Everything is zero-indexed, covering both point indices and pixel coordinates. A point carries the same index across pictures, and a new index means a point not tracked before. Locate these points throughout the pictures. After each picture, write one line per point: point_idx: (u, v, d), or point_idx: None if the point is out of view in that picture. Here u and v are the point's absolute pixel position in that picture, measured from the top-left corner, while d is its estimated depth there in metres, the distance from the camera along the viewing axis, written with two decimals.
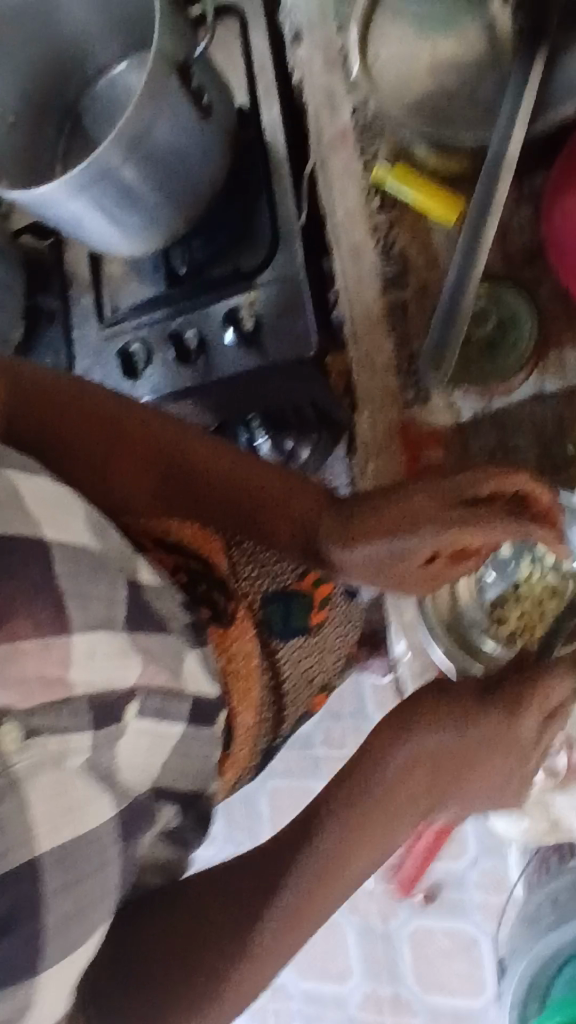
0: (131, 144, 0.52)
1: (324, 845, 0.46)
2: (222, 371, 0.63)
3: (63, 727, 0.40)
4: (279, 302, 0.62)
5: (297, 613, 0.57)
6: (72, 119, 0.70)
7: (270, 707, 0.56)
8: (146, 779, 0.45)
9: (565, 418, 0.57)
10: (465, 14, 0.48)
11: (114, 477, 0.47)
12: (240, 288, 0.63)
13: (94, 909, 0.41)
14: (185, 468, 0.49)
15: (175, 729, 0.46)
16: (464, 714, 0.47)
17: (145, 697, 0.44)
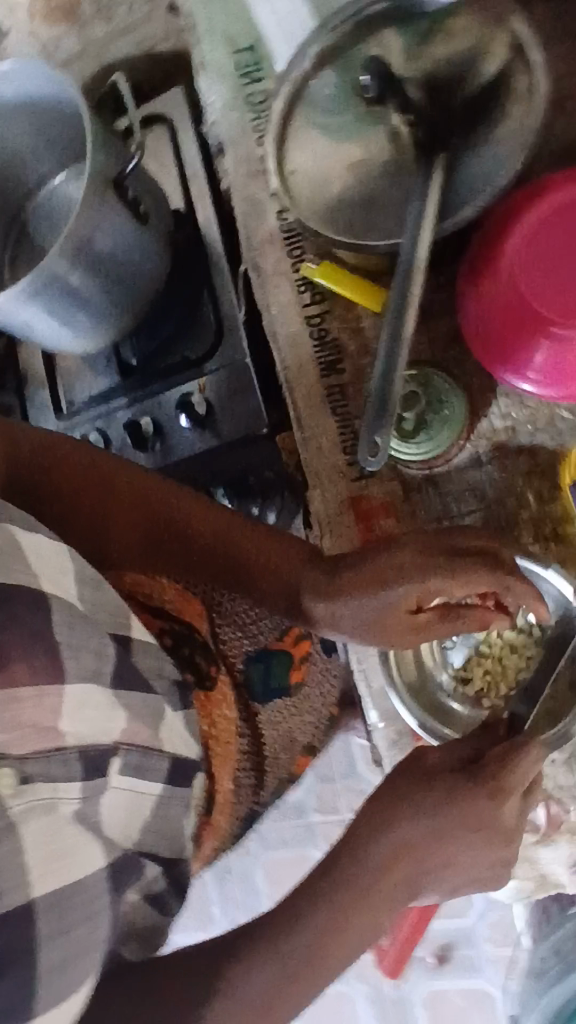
0: (77, 254, 0.67)
1: (308, 927, 0.51)
2: (181, 449, 0.79)
3: (53, 774, 0.47)
4: (226, 384, 0.77)
5: (275, 674, 0.73)
6: (18, 227, 0.86)
7: (250, 762, 0.72)
8: (129, 835, 0.52)
9: (512, 489, 0.62)
10: (369, 126, 0.56)
11: (108, 534, 0.58)
12: (191, 378, 0.79)
13: (82, 962, 0.46)
14: (167, 521, 0.58)
15: (156, 789, 0.54)
16: (439, 799, 0.51)
17: (126, 753, 0.51)
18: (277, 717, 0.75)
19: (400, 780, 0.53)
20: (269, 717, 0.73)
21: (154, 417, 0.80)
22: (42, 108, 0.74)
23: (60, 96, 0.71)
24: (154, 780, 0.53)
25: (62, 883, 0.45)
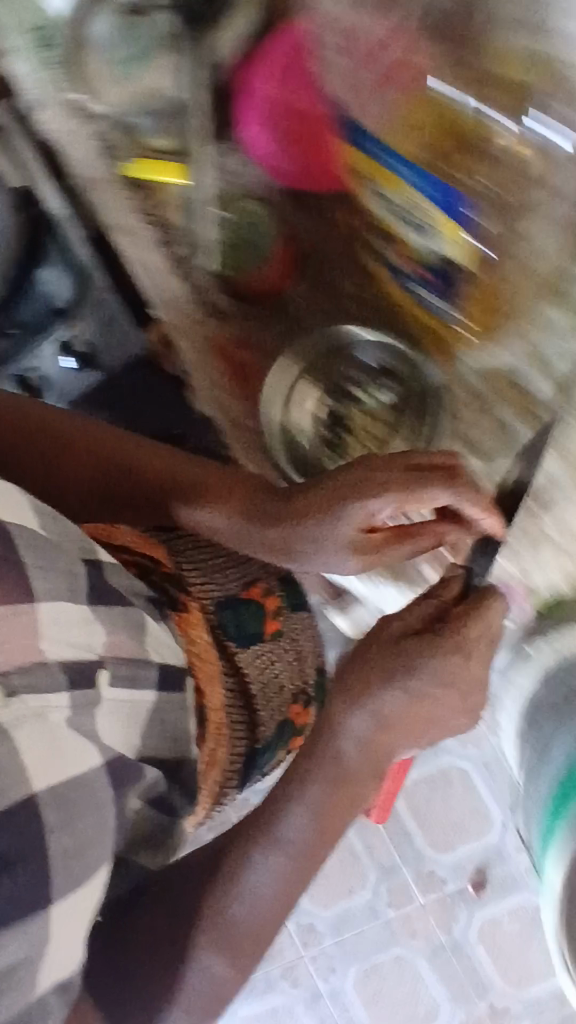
0: None
1: (299, 817, 0.53)
2: (67, 387, 1.15)
3: (42, 687, 0.47)
4: (100, 325, 1.12)
5: (249, 619, 0.72)
6: None
7: (239, 706, 0.70)
8: (129, 741, 0.55)
9: (429, 390, 0.60)
10: (159, 49, 0.59)
11: (68, 481, 0.63)
12: (64, 326, 1.11)
13: (95, 850, 0.47)
14: (113, 460, 0.64)
15: (150, 694, 0.57)
16: (405, 662, 0.54)
17: (113, 666, 0.54)
18: (258, 658, 0.72)
19: (360, 661, 0.55)
20: (249, 655, 0.71)
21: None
22: None
23: None
24: (147, 686, 0.57)
25: (62, 780, 0.45)
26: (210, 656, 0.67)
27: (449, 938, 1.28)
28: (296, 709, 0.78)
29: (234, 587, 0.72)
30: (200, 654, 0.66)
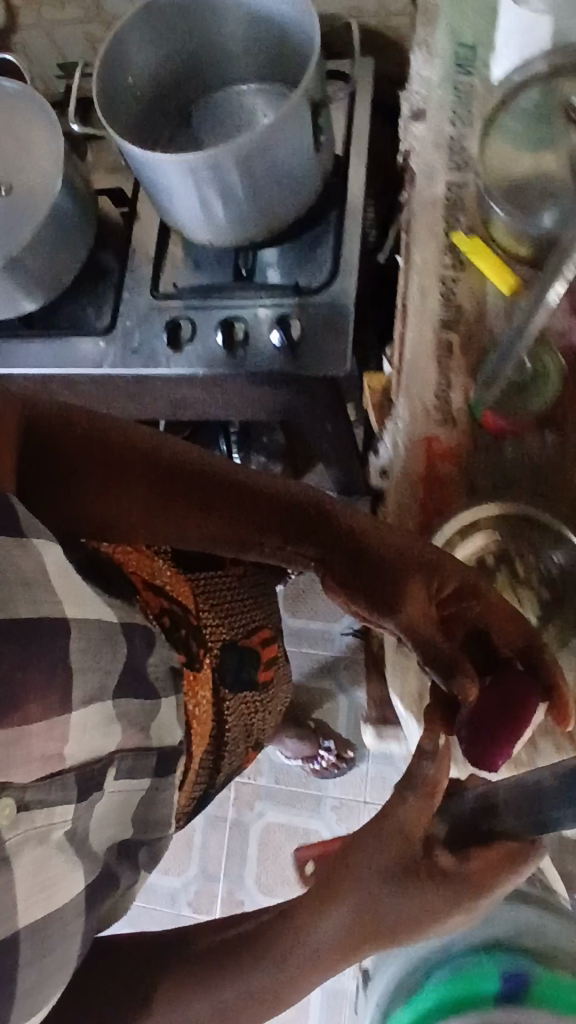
0: (246, 163, 0.74)
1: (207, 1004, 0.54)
2: (212, 361, 0.88)
3: (50, 800, 0.47)
4: (321, 318, 0.86)
5: (248, 668, 0.72)
6: (184, 118, 0.87)
7: (215, 759, 0.70)
8: (105, 844, 0.53)
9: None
10: None
11: (114, 513, 0.55)
12: (277, 298, 0.87)
13: (53, 979, 0.47)
14: (184, 473, 0.56)
15: (142, 784, 0.55)
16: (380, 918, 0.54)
17: (120, 760, 0.52)
18: (244, 709, 0.72)
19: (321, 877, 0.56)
20: (239, 704, 0.71)
21: (245, 324, 0.87)
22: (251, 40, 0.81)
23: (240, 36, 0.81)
24: (141, 777, 0.55)
25: (41, 917, 0.46)
26: (207, 718, 0.66)
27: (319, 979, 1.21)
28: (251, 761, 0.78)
29: (240, 633, 0.72)
30: (201, 717, 0.65)
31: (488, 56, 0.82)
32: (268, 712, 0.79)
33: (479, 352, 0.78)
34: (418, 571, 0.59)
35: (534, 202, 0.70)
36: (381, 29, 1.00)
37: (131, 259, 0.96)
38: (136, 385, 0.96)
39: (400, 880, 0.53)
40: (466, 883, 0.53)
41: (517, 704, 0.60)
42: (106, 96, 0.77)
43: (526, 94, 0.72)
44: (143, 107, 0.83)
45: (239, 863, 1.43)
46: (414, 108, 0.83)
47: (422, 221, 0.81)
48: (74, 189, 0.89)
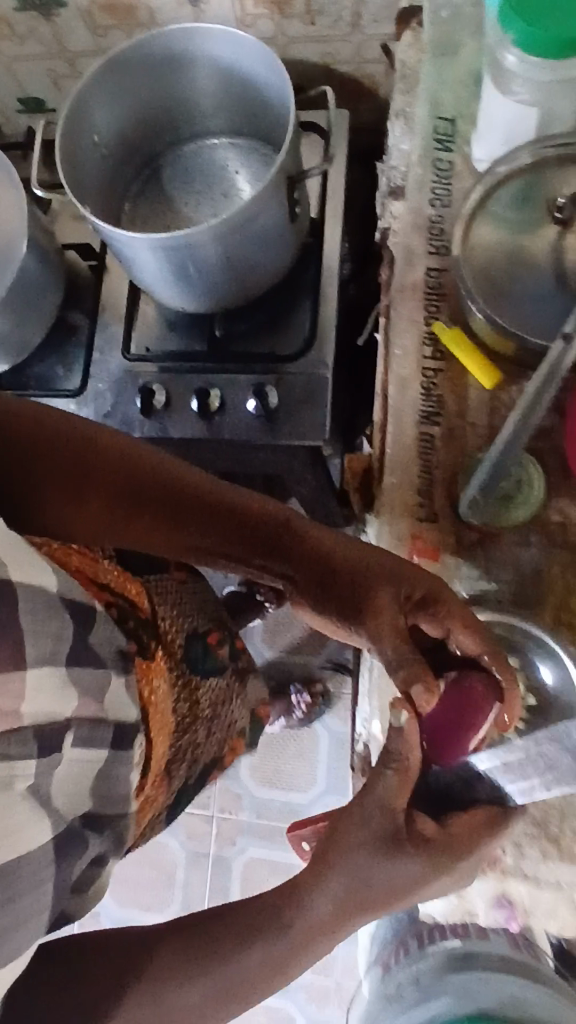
0: (222, 235, 0.79)
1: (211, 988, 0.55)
2: (181, 432, 0.93)
3: (12, 753, 0.49)
4: (300, 387, 0.92)
5: (205, 657, 0.72)
6: (151, 167, 0.96)
7: (182, 752, 0.70)
8: (72, 810, 0.55)
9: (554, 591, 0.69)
10: None
11: (86, 521, 0.59)
12: (257, 371, 0.93)
13: (26, 924, 0.50)
14: (153, 482, 0.60)
15: (102, 754, 0.57)
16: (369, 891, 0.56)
17: (77, 727, 0.54)
18: (211, 699, 0.73)
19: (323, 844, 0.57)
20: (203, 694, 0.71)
21: (222, 392, 0.93)
22: (221, 97, 0.89)
23: (207, 93, 0.89)
24: (99, 748, 0.56)
25: (11, 858, 0.49)
26: (165, 707, 0.66)
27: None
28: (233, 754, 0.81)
29: (201, 628, 0.72)
30: (157, 704, 0.65)
31: (469, 129, 0.83)
32: (237, 711, 0.79)
33: (463, 450, 0.78)
34: (385, 584, 0.59)
35: (517, 304, 0.75)
36: (353, 96, 1.05)
37: (102, 316, 1.00)
38: None
39: (389, 847, 0.55)
40: (443, 847, 0.58)
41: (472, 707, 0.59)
42: (75, 158, 0.84)
43: (507, 187, 0.77)
44: (109, 162, 0.91)
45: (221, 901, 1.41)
46: (393, 184, 0.86)
47: (402, 297, 0.82)
48: (43, 251, 0.92)
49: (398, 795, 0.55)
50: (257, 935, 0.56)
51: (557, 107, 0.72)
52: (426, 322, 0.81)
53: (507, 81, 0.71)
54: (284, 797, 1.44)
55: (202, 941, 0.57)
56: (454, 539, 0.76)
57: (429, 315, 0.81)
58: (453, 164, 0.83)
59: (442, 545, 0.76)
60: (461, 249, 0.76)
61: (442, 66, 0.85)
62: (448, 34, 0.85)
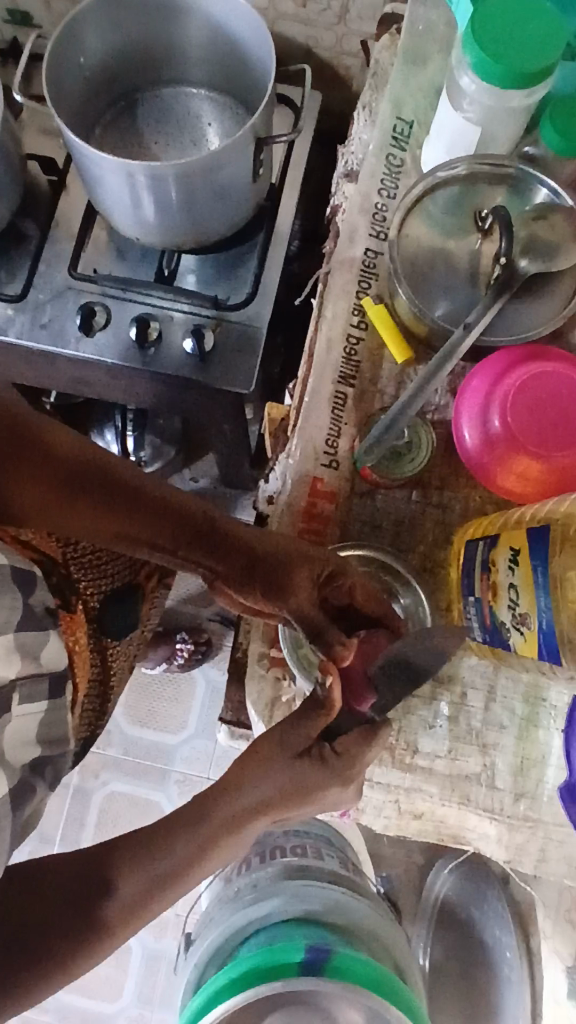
0: (185, 175, 0.80)
1: (140, 878, 0.59)
2: (117, 358, 0.94)
3: None
4: (236, 338, 0.95)
5: (125, 615, 0.80)
6: (127, 101, 0.96)
7: (97, 687, 0.78)
8: (20, 759, 0.63)
9: (437, 542, 0.75)
10: None
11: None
12: (200, 312, 0.95)
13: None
14: (72, 464, 0.58)
15: (39, 708, 0.65)
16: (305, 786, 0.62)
17: (21, 686, 0.63)
18: (120, 645, 0.81)
19: (264, 743, 0.64)
20: (116, 646, 0.80)
21: (161, 326, 0.94)
22: (207, 51, 0.90)
23: (193, 44, 0.90)
24: (39, 700, 0.65)
25: None
26: (86, 650, 0.74)
27: None
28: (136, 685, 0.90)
29: (121, 582, 0.79)
30: (81, 651, 0.74)
31: (424, 133, 0.82)
32: (141, 647, 0.88)
33: (371, 412, 0.77)
34: (303, 567, 0.64)
35: (433, 297, 0.75)
36: (329, 82, 1.09)
37: (54, 232, 0.98)
38: (53, 362, 0.99)
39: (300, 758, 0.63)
40: (340, 770, 0.63)
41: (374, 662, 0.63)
42: (58, 76, 0.83)
43: (443, 191, 0.76)
44: (88, 87, 0.90)
45: (77, 828, 1.49)
46: (349, 168, 0.85)
47: (338, 269, 0.81)
48: (8, 157, 0.90)
49: (319, 727, 0.63)
50: (183, 829, 0.60)
51: (499, 129, 0.72)
52: (357, 291, 0.80)
53: (458, 95, 0.70)
54: (154, 736, 1.52)
55: (135, 840, 0.61)
56: (349, 488, 0.76)
57: (360, 290, 0.80)
58: (404, 161, 0.82)
59: (340, 492, 0.76)
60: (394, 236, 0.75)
61: (407, 76, 0.82)
62: (418, 44, 0.83)
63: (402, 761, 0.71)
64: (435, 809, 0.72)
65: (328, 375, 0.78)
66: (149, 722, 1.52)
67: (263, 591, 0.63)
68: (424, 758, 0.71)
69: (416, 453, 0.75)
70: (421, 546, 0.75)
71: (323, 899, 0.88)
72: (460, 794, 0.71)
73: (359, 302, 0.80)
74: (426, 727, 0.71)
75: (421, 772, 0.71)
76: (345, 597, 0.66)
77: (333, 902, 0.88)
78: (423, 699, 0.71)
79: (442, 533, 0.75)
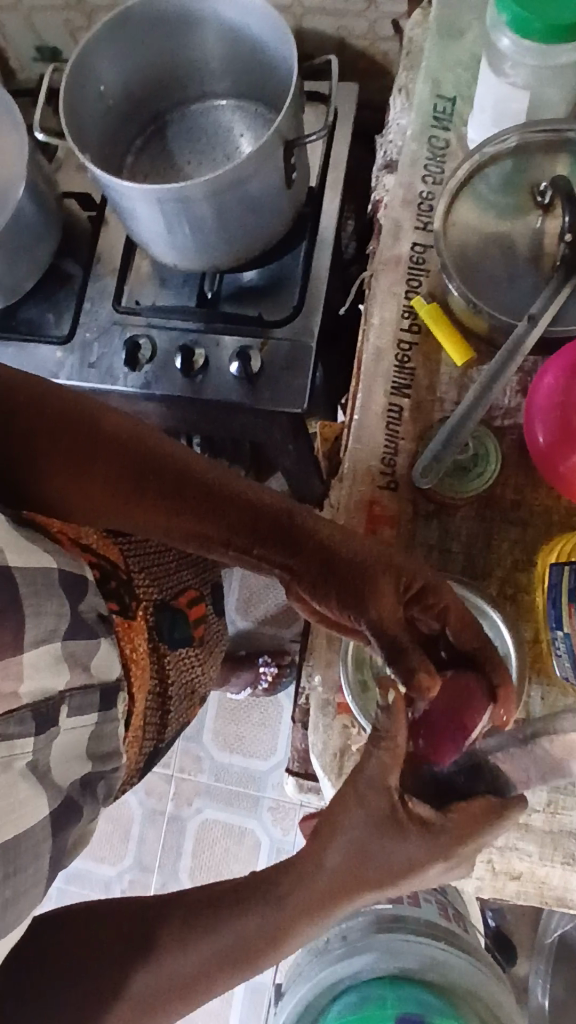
0: (214, 191, 0.76)
1: (197, 953, 0.54)
2: (165, 390, 0.91)
3: (10, 733, 0.50)
4: (285, 355, 0.90)
5: (179, 626, 0.75)
6: (157, 124, 0.94)
7: (157, 710, 0.73)
8: (67, 779, 0.55)
9: (518, 562, 0.66)
10: None
11: (58, 480, 0.53)
12: (244, 332, 0.91)
13: (29, 892, 0.50)
14: (144, 456, 0.54)
15: (92, 718, 0.58)
16: (397, 860, 0.52)
17: (70, 698, 0.55)
18: (179, 660, 0.76)
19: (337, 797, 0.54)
20: (177, 659, 0.74)
21: (207, 352, 0.91)
22: (232, 55, 0.86)
23: (217, 51, 0.86)
24: (90, 711, 0.58)
25: (13, 836, 0.49)
26: (145, 662, 0.68)
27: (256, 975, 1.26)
28: (192, 711, 0.83)
29: (171, 595, 0.74)
30: (138, 661, 0.67)
31: (468, 109, 0.75)
32: (199, 673, 0.82)
33: (430, 423, 0.70)
34: (386, 574, 0.53)
35: (491, 291, 0.66)
36: (364, 73, 1.03)
37: (96, 268, 0.97)
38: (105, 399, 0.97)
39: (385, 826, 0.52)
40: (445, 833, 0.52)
41: (462, 718, 0.54)
42: (77, 108, 0.81)
43: (494, 168, 0.68)
44: (115, 113, 0.88)
45: (175, 857, 1.45)
46: (388, 158, 0.78)
47: (383, 269, 0.74)
48: (42, 198, 0.89)
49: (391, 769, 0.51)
50: (246, 908, 0.54)
51: (551, 91, 0.64)
52: (406, 291, 0.73)
53: (499, 61, 0.63)
54: (244, 763, 1.48)
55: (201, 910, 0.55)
56: (411, 508, 0.68)
57: (410, 288, 0.73)
58: (448, 142, 0.74)
59: (400, 515, 0.68)
60: (440, 226, 0.67)
61: (444, 51, 0.76)
62: (452, 16, 0.76)
63: None
64: (536, 868, 0.63)
65: (379, 387, 0.71)
66: (237, 749, 1.49)
67: (338, 602, 0.53)
68: (516, 811, 0.63)
69: (485, 466, 0.67)
70: (499, 569, 0.66)
71: (421, 958, 0.80)
72: (563, 853, 0.62)
73: (409, 302, 0.72)
74: None
75: (516, 828, 0.63)
76: (434, 622, 0.56)
77: (431, 960, 0.80)
78: None
79: (523, 553, 0.66)
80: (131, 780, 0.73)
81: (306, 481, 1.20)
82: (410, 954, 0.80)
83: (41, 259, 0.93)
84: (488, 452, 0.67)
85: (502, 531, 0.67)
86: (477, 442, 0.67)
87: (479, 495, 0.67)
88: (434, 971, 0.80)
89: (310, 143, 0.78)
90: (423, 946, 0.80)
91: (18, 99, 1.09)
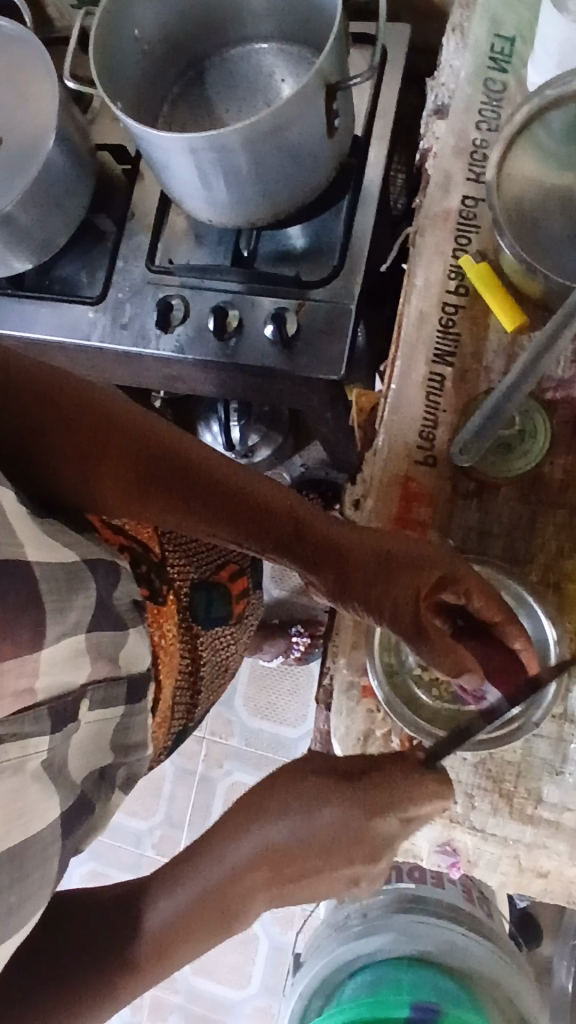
0: (250, 140, 0.71)
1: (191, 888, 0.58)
2: (199, 355, 0.88)
3: (24, 732, 0.48)
4: (322, 318, 0.85)
5: (217, 607, 0.73)
6: (195, 70, 0.88)
7: (186, 690, 0.71)
8: (84, 771, 0.55)
9: (563, 547, 0.62)
10: None
11: (78, 475, 0.51)
12: (279, 292, 0.86)
13: (35, 889, 0.49)
14: (163, 451, 0.53)
15: (118, 710, 0.58)
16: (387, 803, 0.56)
17: (93, 692, 0.54)
18: (212, 640, 0.74)
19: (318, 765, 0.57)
20: (209, 639, 0.73)
21: (241, 312, 0.87)
22: None
23: None
24: (113, 705, 0.57)
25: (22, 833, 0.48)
26: (174, 648, 0.67)
27: (281, 936, 1.28)
28: (223, 686, 0.81)
29: (206, 570, 0.72)
30: (168, 648, 0.66)
31: (529, 50, 0.68)
32: (232, 647, 0.80)
33: (473, 395, 0.65)
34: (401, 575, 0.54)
35: (550, 253, 0.60)
36: (421, 14, 0.95)
37: (130, 224, 0.93)
38: (137, 361, 0.95)
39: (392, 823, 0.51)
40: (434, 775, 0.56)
41: None
42: (110, 52, 0.77)
43: (557, 114, 0.61)
44: (151, 61, 0.84)
45: (203, 816, 1.48)
46: (439, 103, 0.70)
47: (431, 226, 0.68)
48: (75, 151, 0.86)
49: None
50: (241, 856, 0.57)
51: None
52: (454, 250, 0.67)
53: None
54: (274, 729, 1.48)
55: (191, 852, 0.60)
56: (449, 486, 0.64)
57: (458, 246, 0.67)
58: (507, 85, 0.68)
59: (437, 494, 0.65)
60: (493, 179, 0.61)
61: None
62: None
63: (521, 811, 0.60)
64: (567, 869, 0.61)
65: (421, 354, 0.66)
66: (268, 716, 1.49)
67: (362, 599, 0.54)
68: (546, 810, 0.60)
69: (533, 442, 0.63)
70: (540, 555, 0.62)
71: (441, 941, 0.79)
72: None
73: (457, 263, 0.67)
74: (552, 775, 0.60)
75: (545, 826, 0.60)
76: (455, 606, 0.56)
77: (451, 944, 0.79)
78: (549, 739, 0.60)
79: (568, 538, 0.62)
80: (162, 756, 0.72)
81: (345, 452, 1.16)
82: (431, 935, 0.79)
83: (75, 215, 0.90)
84: (534, 428, 0.63)
85: (545, 513, 0.62)
86: (525, 414, 0.63)
87: (524, 474, 0.63)
88: (455, 955, 0.79)
89: (355, 84, 0.72)
90: (445, 930, 0.79)
91: (54, 45, 1.04)
